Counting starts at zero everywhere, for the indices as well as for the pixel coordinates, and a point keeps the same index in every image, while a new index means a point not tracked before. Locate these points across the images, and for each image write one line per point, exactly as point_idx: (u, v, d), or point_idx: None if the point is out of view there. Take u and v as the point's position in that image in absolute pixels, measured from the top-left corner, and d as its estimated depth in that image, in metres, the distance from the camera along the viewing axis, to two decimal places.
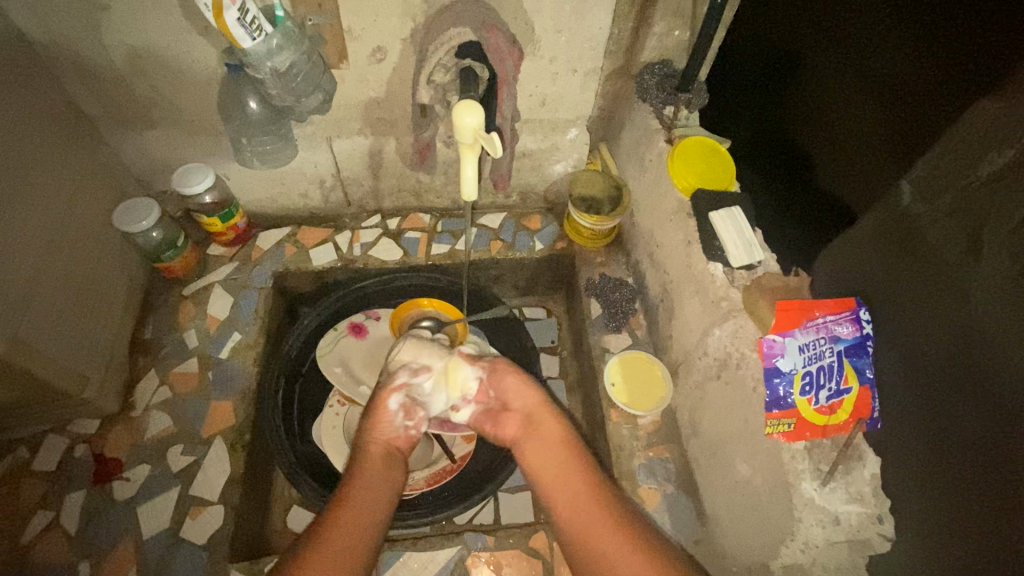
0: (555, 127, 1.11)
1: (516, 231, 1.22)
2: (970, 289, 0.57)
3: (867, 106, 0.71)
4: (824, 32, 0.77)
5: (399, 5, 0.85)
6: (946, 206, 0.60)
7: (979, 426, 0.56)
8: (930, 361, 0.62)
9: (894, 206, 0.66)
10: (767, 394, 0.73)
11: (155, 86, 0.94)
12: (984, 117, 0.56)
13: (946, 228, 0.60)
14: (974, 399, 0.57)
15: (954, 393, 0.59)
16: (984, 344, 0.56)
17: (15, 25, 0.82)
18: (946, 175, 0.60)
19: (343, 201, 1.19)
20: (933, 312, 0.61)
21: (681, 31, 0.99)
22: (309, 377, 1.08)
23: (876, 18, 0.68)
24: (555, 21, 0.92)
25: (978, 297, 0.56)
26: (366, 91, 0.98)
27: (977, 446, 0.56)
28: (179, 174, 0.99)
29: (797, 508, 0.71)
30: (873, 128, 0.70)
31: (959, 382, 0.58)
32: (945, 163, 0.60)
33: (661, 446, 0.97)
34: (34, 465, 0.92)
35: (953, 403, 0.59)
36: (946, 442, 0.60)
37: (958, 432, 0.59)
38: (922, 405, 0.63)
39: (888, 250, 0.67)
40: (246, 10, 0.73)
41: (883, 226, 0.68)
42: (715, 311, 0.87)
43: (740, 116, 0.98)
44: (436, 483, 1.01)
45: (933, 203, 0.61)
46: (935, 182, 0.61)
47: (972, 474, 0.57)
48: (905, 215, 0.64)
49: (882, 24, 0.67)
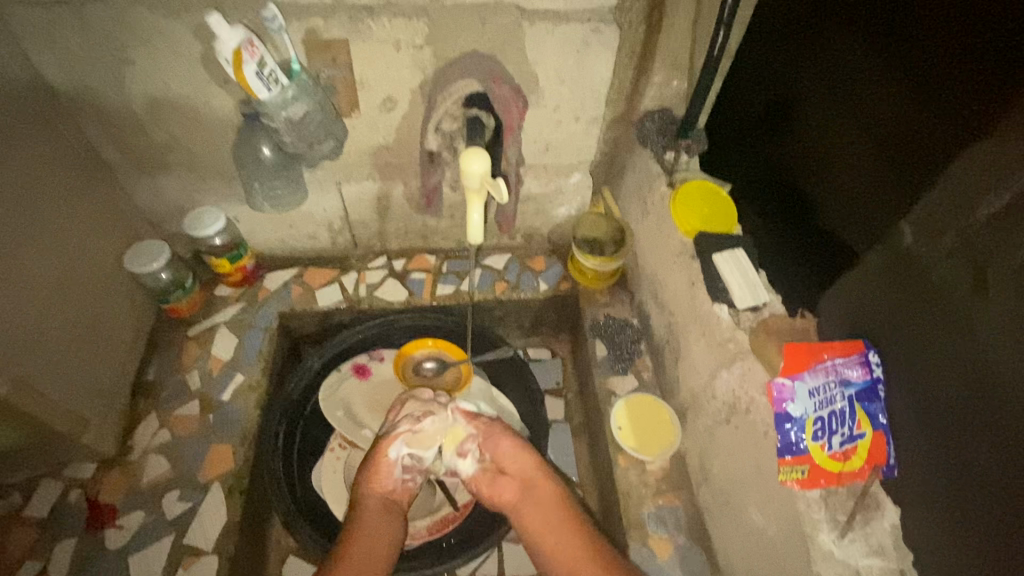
0: (559, 171, 1.14)
1: (521, 271, 1.23)
2: (980, 329, 0.56)
3: (866, 148, 0.72)
4: (821, 78, 0.79)
5: (410, 58, 0.90)
6: (947, 246, 0.60)
7: (998, 471, 0.54)
8: (940, 400, 0.61)
9: (897, 246, 0.66)
10: (778, 439, 0.71)
11: (173, 133, 0.97)
12: (979, 160, 0.57)
13: (950, 268, 0.60)
14: (992, 442, 0.55)
15: (969, 436, 0.57)
16: (996, 381, 0.55)
17: (45, 78, 0.87)
18: (946, 217, 0.60)
19: (350, 243, 1.20)
20: (943, 350, 0.60)
21: (679, 81, 1.02)
22: (311, 420, 1.07)
23: (872, 65, 0.70)
24: (559, 73, 0.96)
25: (989, 337, 0.55)
26: (376, 138, 1.01)
27: (996, 496, 0.54)
28: (192, 218, 1.01)
29: (816, 561, 0.67)
30: (870, 168, 0.71)
31: (974, 423, 0.57)
32: (945, 204, 0.61)
33: (671, 493, 0.94)
34: (26, 511, 0.89)
35: (964, 443, 0.58)
36: (960, 486, 0.58)
37: (969, 473, 0.57)
38: (936, 447, 0.62)
39: (892, 290, 0.67)
40: (265, 65, 0.78)
41: (888, 266, 0.68)
42: (721, 353, 0.86)
43: (736, 159, 1.01)
44: (439, 534, 0.97)
45: (935, 242, 0.62)
46: (935, 222, 0.61)
47: (990, 523, 0.55)
48: (909, 255, 0.65)
49: (878, 71, 0.69)
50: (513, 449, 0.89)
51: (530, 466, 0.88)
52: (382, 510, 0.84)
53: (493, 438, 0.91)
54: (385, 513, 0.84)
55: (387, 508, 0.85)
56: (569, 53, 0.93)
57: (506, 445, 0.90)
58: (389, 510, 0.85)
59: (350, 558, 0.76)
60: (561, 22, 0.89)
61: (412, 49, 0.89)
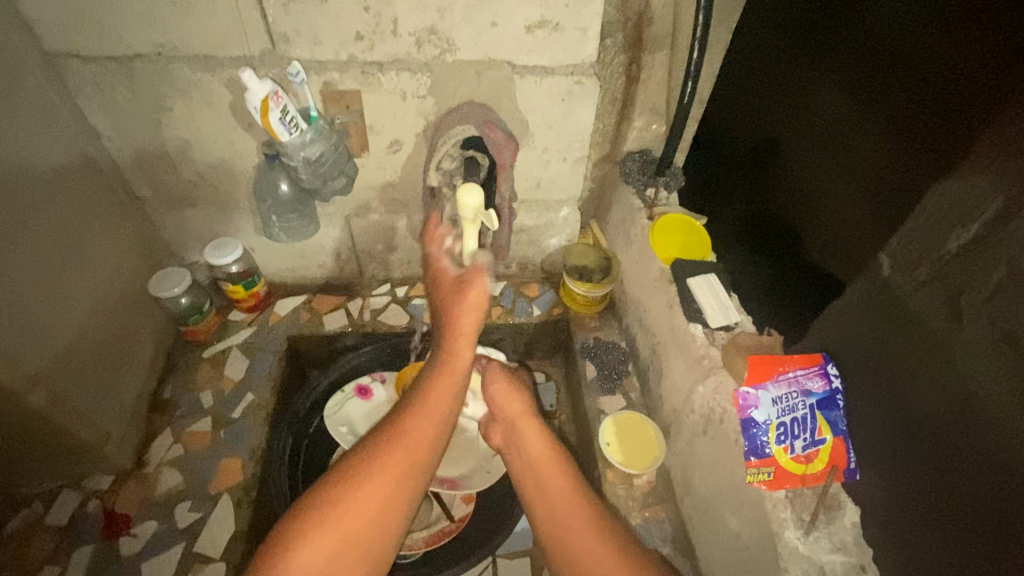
0: (550, 206, 1.23)
1: (516, 298, 1.32)
2: (957, 353, 0.61)
3: (848, 185, 0.78)
4: (804, 122, 0.87)
5: (414, 106, 1.01)
6: (923, 277, 0.65)
7: (978, 488, 0.58)
8: (922, 425, 0.65)
9: (877, 277, 0.72)
10: (745, 443, 0.79)
11: (201, 172, 1.08)
12: (947, 196, 0.63)
13: (927, 299, 0.65)
14: (975, 462, 0.59)
15: (951, 456, 0.62)
16: (976, 404, 0.59)
17: (92, 125, 0.98)
18: (920, 249, 0.66)
19: (356, 271, 1.29)
20: (925, 380, 0.65)
21: (657, 124, 1.15)
22: (313, 441, 1.15)
23: (850, 109, 0.77)
24: (547, 118, 1.06)
25: (965, 362, 0.60)
26: (383, 176, 1.12)
27: (981, 511, 0.58)
28: (212, 247, 1.11)
29: (783, 557, 0.73)
30: (853, 203, 0.77)
31: (960, 442, 0.61)
32: (918, 237, 0.66)
33: (657, 506, 0.99)
34: (46, 520, 0.94)
35: (953, 466, 0.61)
36: (945, 505, 0.62)
37: (959, 496, 0.60)
38: (917, 466, 0.66)
39: (874, 319, 0.72)
40: (288, 112, 0.89)
41: (870, 298, 0.73)
42: (697, 368, 0.93)
43: (727, 199, 1.07)
44: (435, 543, 1.02)
45: (912, 273, 0.67)
46: (911, 255, 0.67)
47: (976, 542, 0.58)
48: (888, 285, 0.70)
49: (856, 114, 0.76)
50: (510, 386, 1.00)
51: (521, 408, 0.97)
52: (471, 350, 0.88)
53: (495, 376, 1.01)
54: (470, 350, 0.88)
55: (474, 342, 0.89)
56: (557, 101, 1.04)
57: (502, 381, 1.00)
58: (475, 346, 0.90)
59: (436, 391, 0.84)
60: (548, 75, 1.00)
61: (416, 99, 1.00)
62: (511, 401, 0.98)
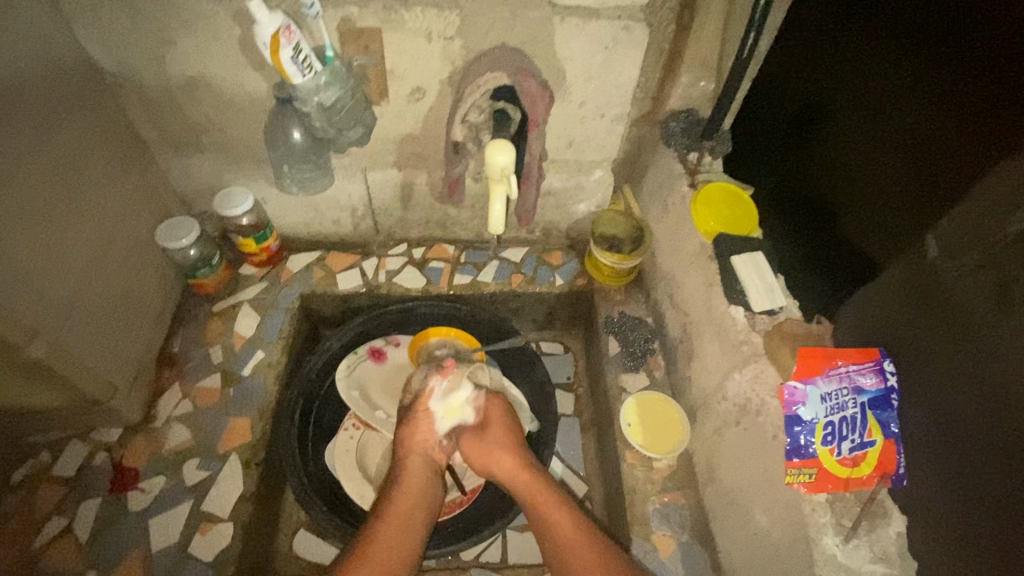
0: (581, 167, 1.14)
1: (538, 265, 1.25)
2: (1002, 346, 0.54)
3: (894, 160, 0.69)
4: (850, 85, 0.76)
5: (440, 49, 0.91)
6: (973, 261, 0.58)
7: (1009, 484, 0.54)
8: (958, 418, 0.60)
9: (921, 259, 0.64)
10: (788, 442, 0.73)
11: (209, 115, 1.01)
12: (1009, 176, 0.54)
13: (973, 284, 0.58)
14: (1007, 460, 0.54)
15: (983, 451, 0.57)
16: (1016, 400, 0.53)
17: (90, 57, 0.91)
18: (974, 231, 0.58)
19: (372, 229, 1.23)
20: (967, 371, 0.58)
21: (706, 82, 1.03)
22: (326, 400, 1.10)
23: (903, 75, 0.67)
24: (586, 69, 0.96)
25: (1007, 356, 0.54)
26: (403, 127, 1.03)
27: (1014, 514, 0.53)
28: (221, 197, 1.04)
29: (818, 564, 0.69)
30: (897, 179, 0.68)
31: (996, 440, 0.55)
32: (972, 219, 0.58)
33: (676, 491, 0.95)
34: (54, 470, 0.93)
35: (987, 465, 0.56)
36: (974, 503, 0.58)
37: (1000, 496, 0.55)
38: (951, 463, 0.61)
39: (915, 304, 0.65)
40: (300, 49, 0.80)
41: (911, 280, 0.65)
42: (735, 354, 0.86)
43: (763, 165, 0.98)
44: (445, 516, 1.00)
45: (960, 256, 0.59)
46: (962, 237, 0.59)
47: (1003, 542, 0.54)
48: (931, 269, 0.62)
49: (910, 81, 0.66)
50: (493, 445, 0.96)
51: (515, 463, 0.93)
52: (420, 467, 0.93)
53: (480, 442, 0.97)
54: (422, 466, 0.93)
55: (424, 460, 0.94)
56: (598, 50, 0.93)
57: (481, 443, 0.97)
58: (427, 466, 0.94)
59: (393, 509, 0.85)
60: (592, 18, 0.89)
61: (443, 40, 0.90)
62: (506, 458, 0.94)
